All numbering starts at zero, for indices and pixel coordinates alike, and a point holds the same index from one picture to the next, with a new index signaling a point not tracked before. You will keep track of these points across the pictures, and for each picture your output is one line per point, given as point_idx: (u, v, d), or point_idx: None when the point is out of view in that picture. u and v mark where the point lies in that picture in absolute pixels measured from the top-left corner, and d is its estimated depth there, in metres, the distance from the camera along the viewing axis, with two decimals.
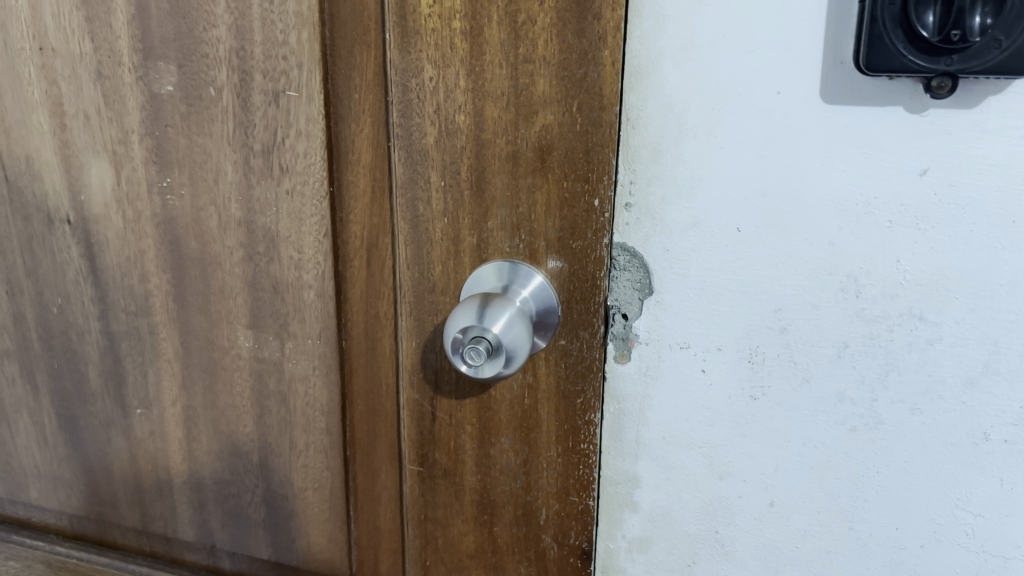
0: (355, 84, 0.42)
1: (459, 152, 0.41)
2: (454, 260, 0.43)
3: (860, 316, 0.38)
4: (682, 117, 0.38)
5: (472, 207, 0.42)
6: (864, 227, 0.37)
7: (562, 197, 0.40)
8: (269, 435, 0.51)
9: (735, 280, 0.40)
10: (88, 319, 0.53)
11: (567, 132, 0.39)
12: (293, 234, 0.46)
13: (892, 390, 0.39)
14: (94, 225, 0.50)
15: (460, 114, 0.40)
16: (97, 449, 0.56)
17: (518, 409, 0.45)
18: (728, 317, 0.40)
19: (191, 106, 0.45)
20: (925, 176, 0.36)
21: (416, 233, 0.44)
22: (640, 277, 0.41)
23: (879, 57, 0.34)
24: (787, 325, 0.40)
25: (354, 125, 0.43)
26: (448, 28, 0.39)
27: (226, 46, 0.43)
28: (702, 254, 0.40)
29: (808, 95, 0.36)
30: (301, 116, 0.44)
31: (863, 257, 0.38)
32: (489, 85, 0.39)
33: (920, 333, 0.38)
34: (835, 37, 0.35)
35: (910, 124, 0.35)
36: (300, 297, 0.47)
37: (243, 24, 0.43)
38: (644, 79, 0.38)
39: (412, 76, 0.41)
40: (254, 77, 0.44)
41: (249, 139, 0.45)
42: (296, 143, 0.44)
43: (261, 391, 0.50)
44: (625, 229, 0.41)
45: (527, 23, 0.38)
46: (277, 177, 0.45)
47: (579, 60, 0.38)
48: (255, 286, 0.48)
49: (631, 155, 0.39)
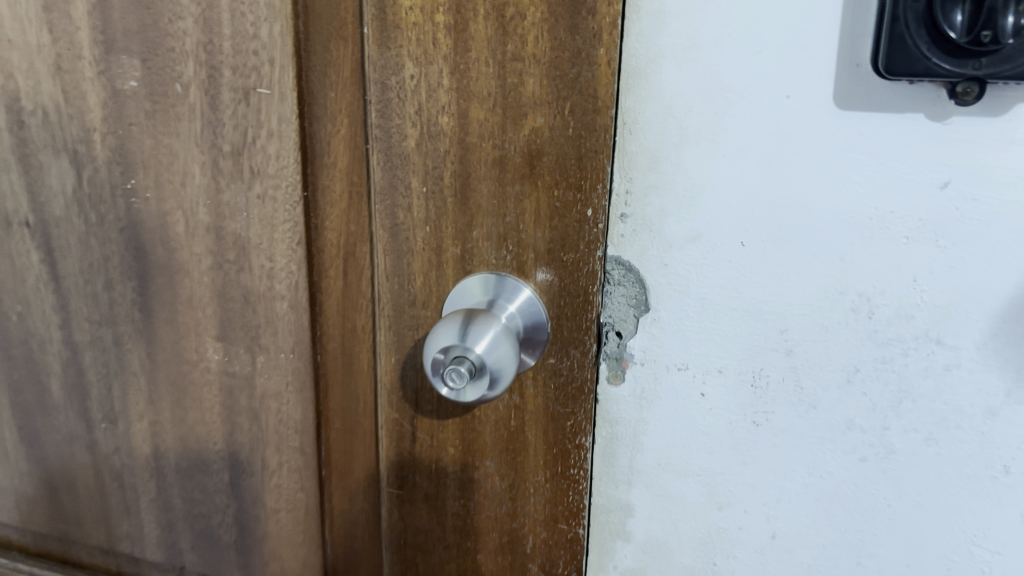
0: (332, 81, 0.39)
1: (443, 157, 0.38)
2: (436, 272, 0.41)
3: (873, 339, 0.36)
4: (683, 123, 0.35)
5: (456, 216, 0.39)
6: (878, 243, 0.34)
7: (552, 206, 0.37)
8: (240, 453, 0.48)
9: (738, 298, 0.37)
10: (50, 328, 0.49)
11: (559, 135, 0.36)
12: (265, 241, 0.43)
13: (905, 419, 0.36)
14: (54, 229, 0.47)
15: (443, 116, 0.37)
16: (60, 464, 0.53)
17: (504, 431, 0.42)
18: (729, 338, 0.38)
19: (157, 103, 0.42)
20: (946, 190, 0.33)
21: (397, 242, 0.41)
22: (635, 293, 0.39)
23: (900, 60, 0.31)
24: (794, 347, 0.37)
25: (331, 125, 0.40)
26: (431, 22, 0.36)
27: (193, 39, 0.40)
28: (703, 269, 0.37)
29: (820, 99, 0.33)
30: (273, 115, 0.40)
31: (876, 275, 0.35)
32: (474, 85, 0.36)
33: (937, 358, 0.35)
34: (852, 37, 0.32)
35: (931, 133, 0.32)
36: (272, 309, 0.44)
37: (211, 16, 0.39)
38: (642, 81, 0.35)
39: (392, 73, 0.38)
40: (223, 73, 0.40)
41: (218, 139, 0.41)
42: (268, 145, 0.41)
43: (232, 407, 0.47)
44: (621, 241, 0.38)
45: (516, 17, 0.35)
46: (248, 180, 0.42)
47: (571, 59, 0.35)
48: (224, 296, 0.45)
49: (627, 163, 0.37)
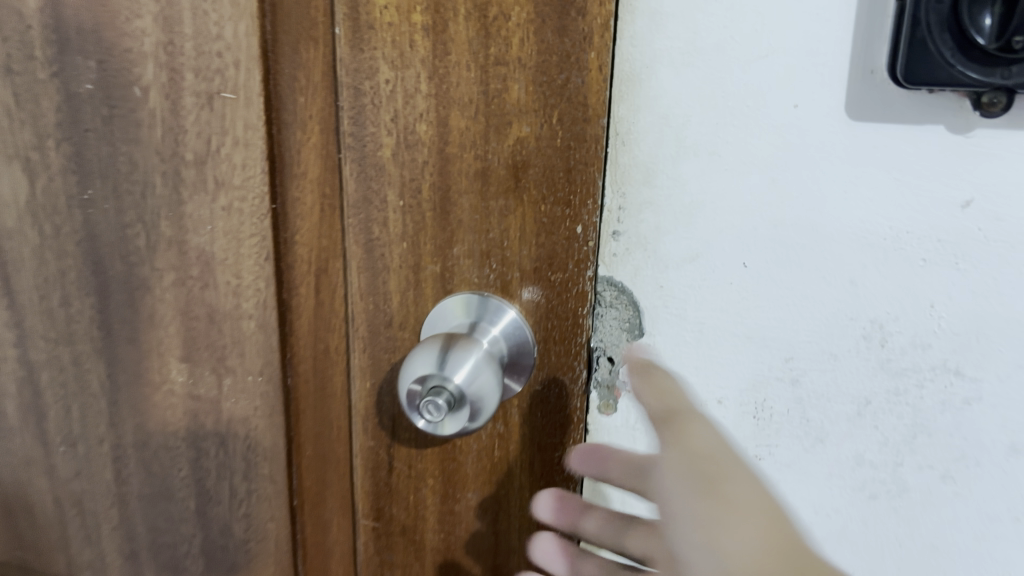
0: (301, 86, 0.37)
1: (421, 168, 0.35)
2: (414, 291, 0.37)
3: (885, 369, 0.33)
4: (681, 134, 0.32)
5: (435, 231, 0.36)
6: (892, 265, 0.32)
7: (539, 222, 0.34)
8: (207, 481, 0.45)
9: (740, 323, 0.34)
10: (4, 346, 0.46)
11: (546, 146, 0.33)
12: (230, 256, 0.40)
13: (919, 454, 0.34)
14: (6, 241, 0.43)
15: (420, 124, 0.34)
16: (16, 491, 0.49)
17: (486, 462, 0.39)
18: (730, 366, 0.35)
19: (115, 107, 0.39)
20: (968, 209, 0.30)
21: (372, 259, 0.37)
22: (628, 316, 0.36)
23: (922, 67, 0.28)
24: (800, 377, 0.34)
25: (301, 133, 0.38)
26: (408, 22, 0.32)
27: (152, 39, 0.37)
28: (701, 292, 0.34)
29: (830, 109, 0.31)
30: (238, 122, 0.37)
31: (890, 300, 0.32)
32: (455, 91, 0.33)
33: (956, 391, 0.32)
34: (866, 41, 0.29)
35: (951, 146, 0.30)
36: (239, 328, 0.41)
37: (171, 14, 0.36)
38: (636, 88, 0.33)
39: (365, 77, 0.34)
40: (184, 76, 0.37)
41: (180, 147, 0.39)
42: (233, 153, 0.38)
43: (197, 432, 0.44)
44: (613, 261, 0.35)
45: (499, 18, 0.31)
46: (212, 191, 0.39)
47: (560, 64, 0.32)
48: (188, 314, 0.42)
49: (620, 177, 0.34)
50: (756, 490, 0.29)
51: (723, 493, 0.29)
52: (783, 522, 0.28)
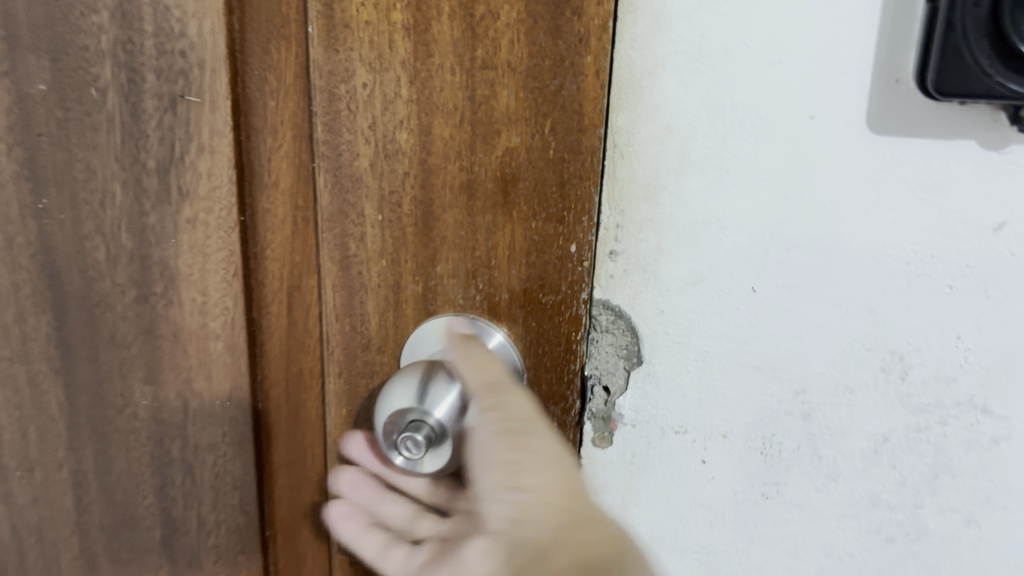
0: (272, 88, 0.33)
1: (402, 180, 0.31)
2: (394, 311, 0.34)
3: (905, 404, 0.31)
4: (686, 147, 0.30)
5: (417, 248, 0.32)
6: (915, 292, 0.29)
7: (530, 240, 0.31)
8: (174, 510, 0.42)
9: (748, 352, 0.32)
10: None
11: (537, 158, 0.30)
12: (196, 272, 0.37)
13: (941, 496, 0.31)
14: None
15: (402, 133, 0.31)
16: None
17: None
18: (736, 399, 0.32)
19: (69, 110, 0.35)
20: (1000, 233, 0.28)
21: (348, 276, 0.34)
22: (626, 342, 0.33)
23: (956, 76, 0.25)
24: (812, 411, 0.32)
25: (272, 140, 0.34)
26: (387, 22, 0.29)
27: (109, 36, 0.33)
28: (705, 318, 0.32)
29: (850, 121, 0.28)
30: (204, 127, 0.34)
31: (912, 330, 0.30)
32: (438, 97, 0.30)
33: (983, 429, 0.30)
34: (891, 47, 0.27)
35: (985, 164, 0.27)
36: (207, 348, 0.38)
37: (129, 10, 0.33)
38: (636, 97, 0.30)
39: (340, 81, 0.31)
40: (145, 77, 0.34)
41: (141, 154, 0.35)
42: (199, 161, 0.35)
43: (163, 459, 0.41)
44: (609, 282, 0.32)
45: (487, 17, 0.28)
46: (176, 202, 0.36)
47: (553, 68, 0.29)
48: (151, 334, 0.38)
49: (618, 192, 0.31)
50: (552, 454, 0.29)
51: (525, 447, 0.29)
52: (575, 480, 0.29)
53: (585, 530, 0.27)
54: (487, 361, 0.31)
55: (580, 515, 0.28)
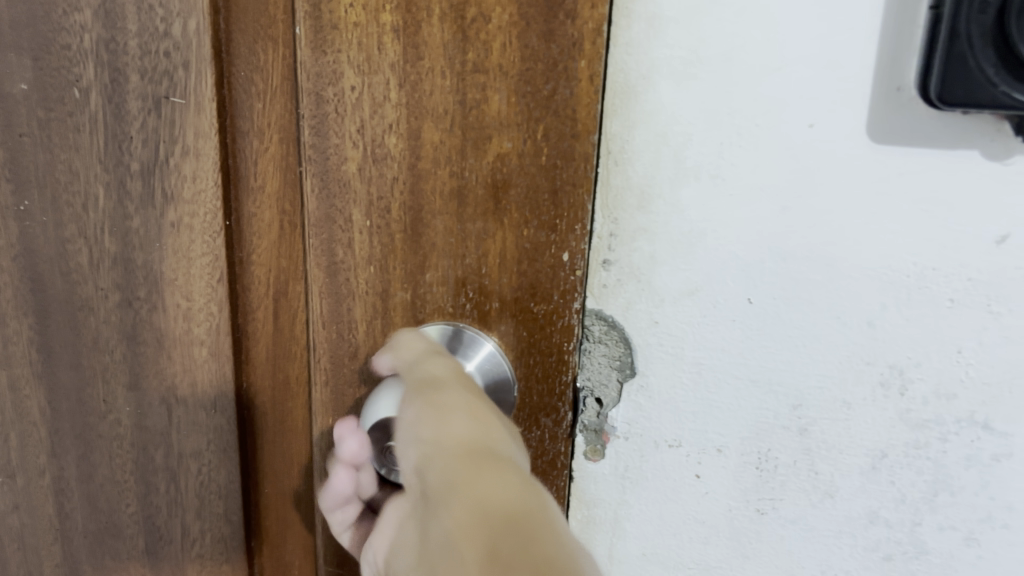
0: (258, 91, 0.33)
1: (390, 185, 0.30)
2: (381, 320, 0.33)
3: (905, 421, 0.30)
4: (682, 154, 0.29)
5: (405, 255, 0.31)
6: (916, 306, 0.29)
7: (521, 248, 0.30)
8: (157, 519, 0.41)
9: (744, 366, 0.31)
10: None
11: (529, 164, 0.29)
12: (180, 277, 0.36)
13: (941, 513, 0.31)
14: None
15: (391, 137, 0.30)
16: None
17: None
18: (732, 413, 0.32)
19: (51, 111, 0.34)
20: (1004, 245, 0.27)
21: (335, 283, 0.33)
22: (619, 353, 0.32)
23: (961, 85, 0.25)
24: (808, 426, 0.31)
25: (258, 143, 0.34)
26: (376, 23, 0.28)
27: (92, 35, 0.32)
28: (701, 330, 0.31)
29: (850, 130, 0.27)
30: (188, 129, 0.33)
31: (912, 345, 0.29)
32: (428, 100, 0.29)
33: (983, 446, 0.29)
34: (894, 55, 0.26)
35: (989, 174, 0.27)
36: (191, 355, 0.37)
37: (112, 7, 0.32)
38: (631, 101, 0.29)
39: (328, 83, 0.30)
40: (129, 77, 0.33)
41: (125, 156, 0.34)
42: (183, 164, 0.34)
43: (146, 466, 0.40)
44: (602, 292, 0.31)
45: (478, 20, 0.28)
46: (160, 206, 0.35)
47: (545, 72, 0.28)
48: (134, 339, 0.37)
49: (611, 199, 0.30)
50: (451, 431, 0.25)
51: (435, 401, 0.27)
52: (491, 424, 0.26)
53: (501, 454, 0.25)
54: (426, 352, 0.30)
55: (489, 458, 0.24)
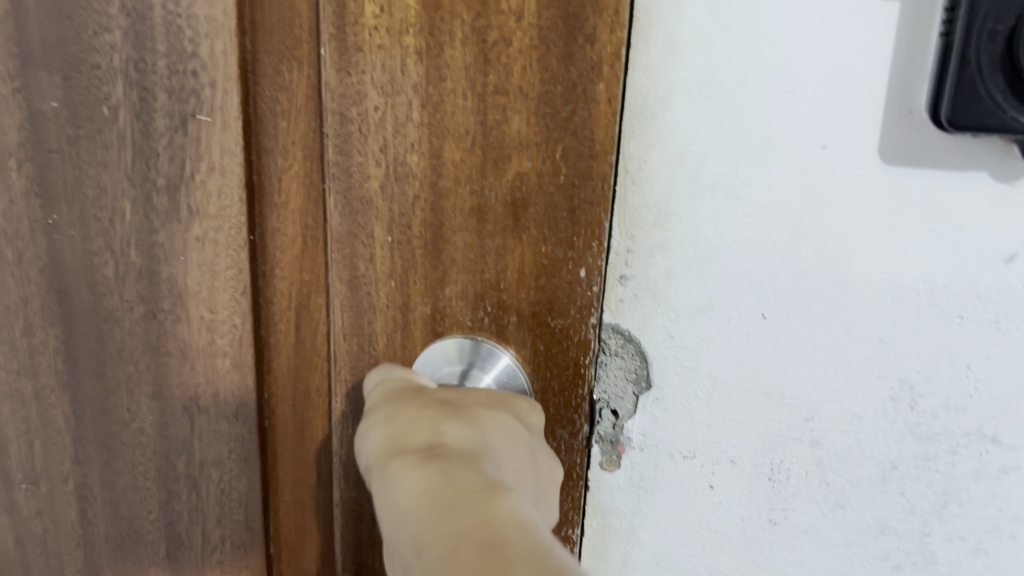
0: (283, 109, 0.32)
1: (412, 203, 0.31)
2: (401, 333, 0.34)
3: (914, 433, 0.31)
4: (697, 174, 0.30)
5: (426, 270, 0.32)
6: (925, 322, 0.29)
7: (539, 264, 0.31)
8: (178, 525, 0.42)
9: (757, 378, 0.32)
10: None
11: (547, 183, 0.30)
12: (204, 289, 0.36)
13: (950, 524, 0.31)
14: None
15: (412, 155, 0.30)
16: None
17: None
18: (745, 424, 0.32)
19: (80, 127, 0.35)
20: (1012, 264, 0.28)
21: (356, 296, 0.34)
22: (635, 366, 0.33)
23: (971, 110, 0.25)
24: (820, 438, 0.32)
25: (282, 160, 0.33)
26: (399, 47, 0.29)
27: (121, 55, 0.33)
28: (715, 344, 0.32)
29: (862, 151, 0.28)
30: (214, 146, 0.33)
31: (922, 359, 0.30)
32: (450, 120, 0.30)
33: (992, 459, 0.30)
34: (905, 80, 0.27)
35: (998, 196, 0.27)
36: (214, 365, 0.38)
37: (141, 29, 0.32)
38: (648, 122, 0.29)
39: (352, 103, 0.30)
40: (156, 96, 0.33)
41: (151, 173, 0.34)
42: (208, 180, 0.34)
43: (168, 474, 0.40)
44: (618, 306, 0.32)
45: (500, 43, 0.28)
46: (185, 220, 0.35)
47: (565, 94, 0.28)
48: (158, 350, 0.38)
49: (629, 217, 0.31)
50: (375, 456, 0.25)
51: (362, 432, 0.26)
52: (397, 419, 0.25)
53: (415, 435, 0.24)
54: (385, 381, 0.30)
55: (398, 451, 0.24)
